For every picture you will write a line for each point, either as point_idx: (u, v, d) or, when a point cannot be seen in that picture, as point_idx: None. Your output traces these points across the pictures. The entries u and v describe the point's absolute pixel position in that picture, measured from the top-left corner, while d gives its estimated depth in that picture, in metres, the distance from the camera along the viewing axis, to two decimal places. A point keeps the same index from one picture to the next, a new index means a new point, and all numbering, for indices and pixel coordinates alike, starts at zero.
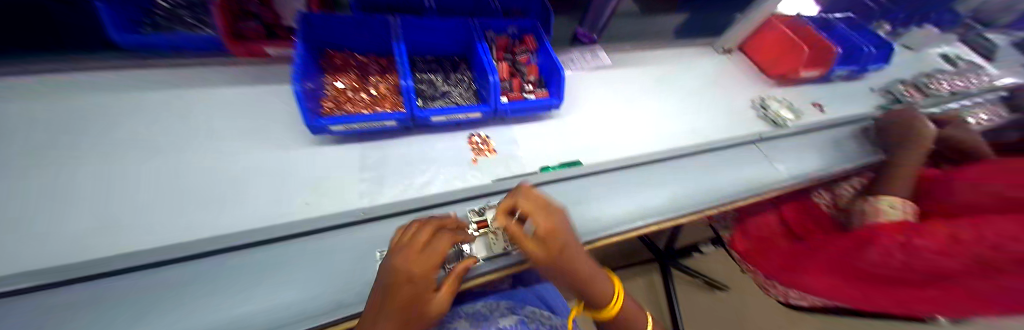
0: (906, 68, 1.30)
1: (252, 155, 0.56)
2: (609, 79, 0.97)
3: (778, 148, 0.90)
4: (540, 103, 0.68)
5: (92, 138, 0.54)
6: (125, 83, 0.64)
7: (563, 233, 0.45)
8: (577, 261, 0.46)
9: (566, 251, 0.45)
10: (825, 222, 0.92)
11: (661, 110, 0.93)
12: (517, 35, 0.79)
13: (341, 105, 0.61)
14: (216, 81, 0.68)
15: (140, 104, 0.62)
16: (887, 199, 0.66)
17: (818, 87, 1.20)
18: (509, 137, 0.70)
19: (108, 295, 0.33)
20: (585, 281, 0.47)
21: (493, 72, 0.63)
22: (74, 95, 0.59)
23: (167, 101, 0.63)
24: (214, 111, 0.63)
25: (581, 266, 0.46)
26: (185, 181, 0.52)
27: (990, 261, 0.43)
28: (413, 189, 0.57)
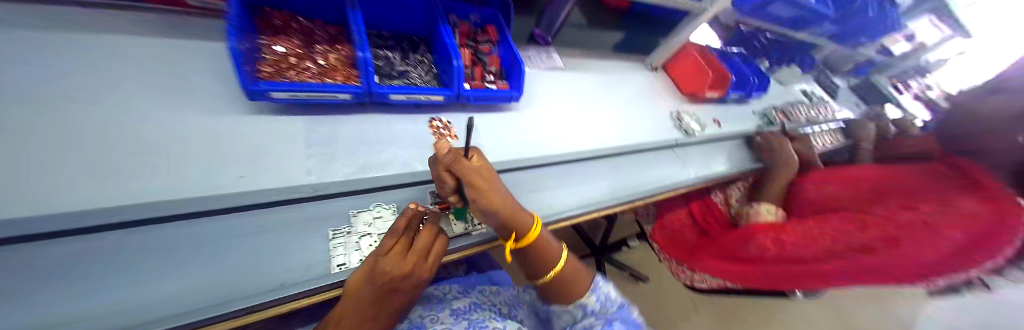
0: (776, 98, 1.70)
1: (154, 117, 0.46)
2: (560, 81, 1.05)
3: (689, 153, 1.10)
4: (501, 93, 0.70)
5: None
6: None
7: (488, 175, 0.46)
8: (486, 195, 0.44)
9: (484, 185, 0.44)
10: (719, 217, 1.12)
11: (604, 113, 1.05)
12: (479, 24, 0.80)
13: (283, 72, 0.54)
14: (101, 22, 0.53)
15: None
16: (766, 207, 0.89)
17: (720, 107, 1.49)
18: (469, 125, 0.71)
19: None
20: (510, 219, 0.45)
21: (457, 57, 0.63)
22: None
23: (13, 33, 0.47)
24: (97, 60, 0.49)
25: (499, 200, 0.44)
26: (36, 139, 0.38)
27: (833, 248, 0.64)
28: (368, 168, 0.54)
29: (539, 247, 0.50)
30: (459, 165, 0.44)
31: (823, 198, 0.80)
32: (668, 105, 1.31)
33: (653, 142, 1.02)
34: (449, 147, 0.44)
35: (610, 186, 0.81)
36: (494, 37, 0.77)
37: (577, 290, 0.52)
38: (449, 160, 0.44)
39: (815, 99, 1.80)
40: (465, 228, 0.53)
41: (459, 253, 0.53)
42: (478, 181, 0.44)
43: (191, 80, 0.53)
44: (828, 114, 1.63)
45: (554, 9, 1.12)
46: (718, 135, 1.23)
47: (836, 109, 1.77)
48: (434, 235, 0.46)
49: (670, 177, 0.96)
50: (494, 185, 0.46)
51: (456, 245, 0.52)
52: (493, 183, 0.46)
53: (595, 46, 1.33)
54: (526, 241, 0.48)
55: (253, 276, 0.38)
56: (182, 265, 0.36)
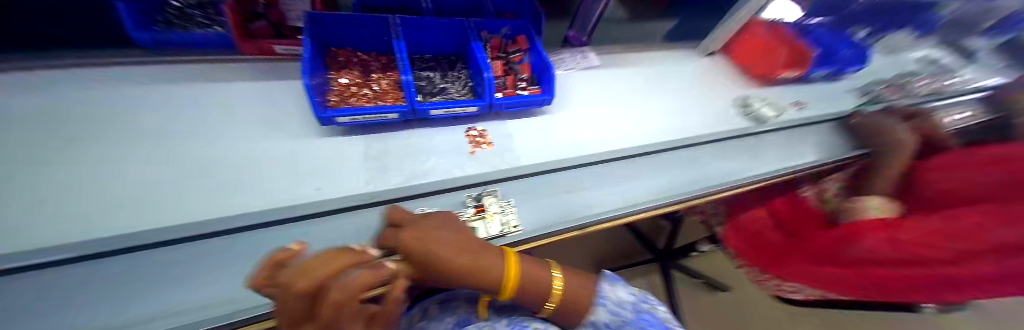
0: (877, 72, 1.38)
1: (253, 143, 0.57)
2: (601, 79, 0.99)
3: (764, 146, 0.92)
4: (533, 99, 0.72)
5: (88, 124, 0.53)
6: (129, 75, 0.63)
7: (432, 231, 0.41)
8: (436, 251, 0.39)
9: (423, 251, 0.39)
10: (810, 216, 0.94)
11: (653, 108, 0.95)
12: (510, 36, 0.82)
13: (346, 99, 0.64)
14: (217, 72, 0.68)
15: (138, 94, 0.60)
16: (875, 202, 0.73)
17: (802, 88, 1.24)
18: (503, 131, 0.74)
19: None
20: (471, 270, 0.41)
21: (488, 70, 0.67)
22: (73, 85, 0.58)
23: (166, 88, 0.62)
24: (215, 101, 0.63)
25: (451, 257, 0.40)
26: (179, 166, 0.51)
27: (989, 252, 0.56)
28: (415, 177, 0.60)
29: (526, 290, 0.45)
30: (393, 238, 0.40)
31: (959, 186, 0.69)
32: (734, 89, 1.13)
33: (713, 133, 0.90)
34: (399, 215, 0.43)
35: (659, 185, 0.73)
36: (524, 45, 0.79)
37: (582, 313, 0.49)
38: (386, 237, 0.41)
39: (939, 67, 1.42)
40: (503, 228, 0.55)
41: None
42: (413, 244, 0.38)
43: (276, 110, 0.64)
44: (962, 84, 1.27)
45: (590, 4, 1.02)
46: (801, 119, 1.03)
47: (975, 75, 1.37)
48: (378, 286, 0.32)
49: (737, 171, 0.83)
50: (437, 242, 0.40)
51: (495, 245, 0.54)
52: (438, 228, 0.42)
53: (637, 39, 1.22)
54: (505, 292, 0.43)
55: None
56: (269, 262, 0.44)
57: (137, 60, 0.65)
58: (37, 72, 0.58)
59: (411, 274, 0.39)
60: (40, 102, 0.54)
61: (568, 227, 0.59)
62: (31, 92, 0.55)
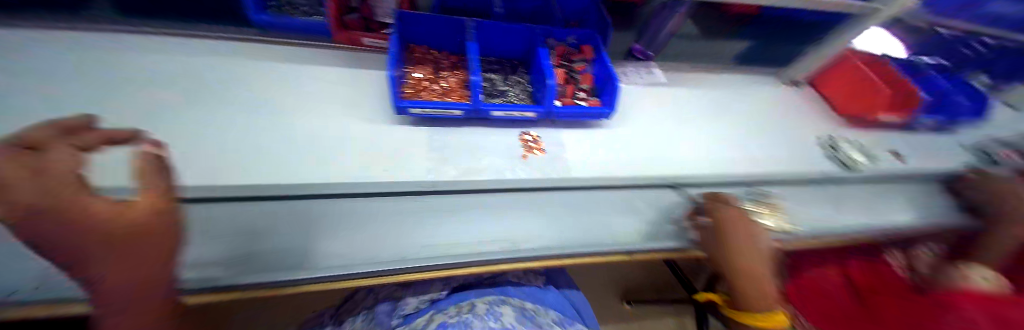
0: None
1: (335, 121, 0.64)
2: (663, 98, 0.94)
3: (857, 197, 0.77)
4: (591, 111, 0.72)
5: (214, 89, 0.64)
6: (247, 50, 0.74)
7: (736, 229, 0.58)
8: (738, 240, 0.57)
9: (729, 241, 0.57)
10: (894, 280, 0.78)
11: (720, 136, 0.87)
12: (575, 44, 0.82)
13: (418, 92, 0.70)
14: (311, 54, 0.76)
15: (252, 67, 0.71)
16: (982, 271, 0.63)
17: (913, 137, 1.04)
18: (557, 139, 0.74)
19: (230, 215, 0.44)
20: (745, 269, 0.56)
21: (551, 77, 0.68)
22: (208, 55, 0.70)
23: (273, 64, 0.72)
24: (307, 81, 0.71)
25: (730, 251, 0.57)
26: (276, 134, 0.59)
27: None
28: (469, 172, 0.64)
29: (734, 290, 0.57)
30: (723, 221, 0.59)
31: None
32: (817, 127, 1.00)
33: (790, 172, 0.80)
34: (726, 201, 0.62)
35: None
36: (590, 55, 0.79)
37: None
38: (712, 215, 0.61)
39: None
40: (549, 239, 0.55)
41: (543, 264, 0.53)
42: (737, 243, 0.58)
43: (355, 94, 0.71)
44: None
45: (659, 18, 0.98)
46: (906, 172, 0.86)
47: None
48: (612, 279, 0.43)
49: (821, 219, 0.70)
50: (748, 241, 0.58)
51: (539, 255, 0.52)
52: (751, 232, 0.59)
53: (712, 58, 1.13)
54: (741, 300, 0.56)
55: (380, 246, 0.47)
56: (321, 232, 0.46)
57: (252, 37, 0.76)
58: (186, 42, 0.71)
59: (711, 240, 0.59)
60: (185, 67, 0.66)
61: (618, 249, 0.55)
62: (180, 58, 0.67)
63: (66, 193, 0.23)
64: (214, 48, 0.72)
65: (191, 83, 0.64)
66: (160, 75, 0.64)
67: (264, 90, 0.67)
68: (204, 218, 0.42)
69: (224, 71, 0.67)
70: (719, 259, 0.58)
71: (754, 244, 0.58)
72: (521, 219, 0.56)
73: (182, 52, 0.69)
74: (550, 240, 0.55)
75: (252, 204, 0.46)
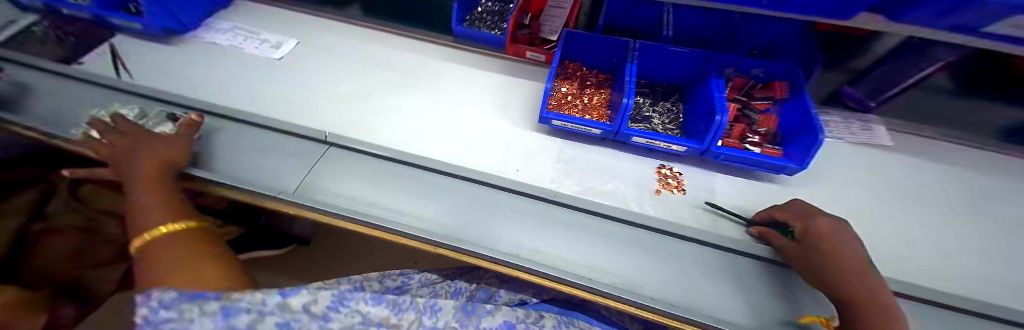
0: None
1: (488, 119, 0.71)
2: (872, 164, 0.69)
3: None
4: (767, 161, 0.57)
5: (406, 75, 0.79)
6: (427, 42, 0.88)
7: (825, 236, 0.43)
8: (828, 242, 0.43)
9: (817, 248, 0.43)
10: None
11: (983, 242, 0.57)
12: (761, 78, 0.66)
13: (562, 105, 0.72)
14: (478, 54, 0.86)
15: (429, 57, 0.84)
16: None
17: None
18: (705, 183, 0.63)
19: (398, 172, 0.55)
20: (848, 282, 0.39)
21: (724, 113, 0.55)
22: (400, 42, 0.87)
23: (444, 56, 0.85)
24: (470, 76, 0.80)
25: (829, 261, 0.41)
26: (444, 120, 0.70)
27: None
28: (593, 192, 0.62)
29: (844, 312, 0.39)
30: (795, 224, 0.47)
31: None
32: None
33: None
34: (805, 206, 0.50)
35: None
36: (780, 95, 0.62)
37: None
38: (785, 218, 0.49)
39: None
40: (688, 297, 0.45)
41: (667, 319, 0.44)
42: (820, 243, 0.43)
43: (504, 94, 0.77)
44: None
45: (891, 71, 0.72)
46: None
47: None
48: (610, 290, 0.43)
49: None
50: (844, 250, 0.42)
51: (670, 314, 0.43)
52: (847, 237, 0.44)
53: (988, 127, 0.74)
54: None
55: (498, 235, 0.50)
56: (457, 207, 0.52)
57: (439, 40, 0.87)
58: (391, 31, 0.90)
59: (790, 248, 0.46)
60: (389, 53, 0.84)
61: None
62: (386, 43, 0.86)
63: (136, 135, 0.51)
64: (408, 40, 0.88)
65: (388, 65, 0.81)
66: (371, 53, 0.83)
67: (435, 79, 0.79)
68: (385, 170, 0.55)
69: (415, 60, 0.83)
70: (809, 278, 0.43)
71: (851, 262, 0.41)
72: (651, 259, 0.49)
73: (388, 39, 0.88)
74: (688, 297, 0.45)
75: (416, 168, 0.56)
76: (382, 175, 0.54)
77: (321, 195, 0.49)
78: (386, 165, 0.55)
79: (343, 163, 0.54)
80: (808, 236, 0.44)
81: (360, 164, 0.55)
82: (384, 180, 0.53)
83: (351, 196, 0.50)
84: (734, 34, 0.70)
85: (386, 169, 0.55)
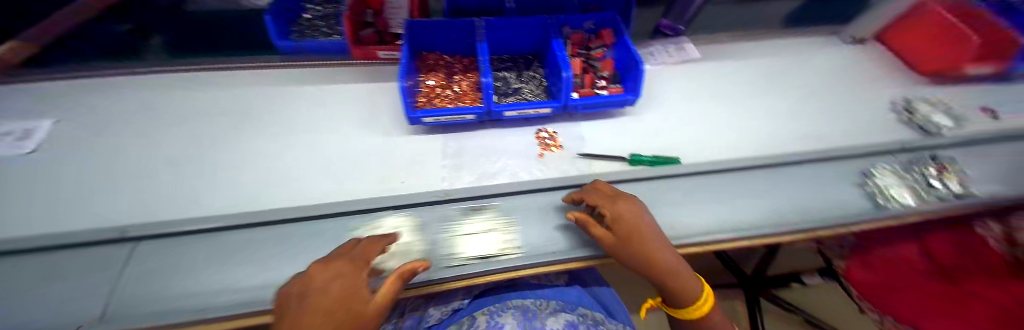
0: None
1: (362, 139, 0.67)
2: (697, 74, 0.83)
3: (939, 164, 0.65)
4: (613, 99, 0.66)
5: (257, 120, 0.71)
6: (273, 76, 0.80)
7: (630, 220, 0.50)
8: (642, 229, 0.49)
9: (632, 236, 0.48)
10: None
11: (772, 112, 0.75)
12: (593, 30, 0.74)
13: (431, 99, 0.69)
14: (330, 66, 0.81)
15: (275, 94, 0.76)
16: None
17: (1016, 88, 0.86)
18: (576, 133, 0.70)
19: (256, 241, 0.48)
20: (659, 262, 0.48)
21: (567, 68, 0.63)
22: (239, 87, 0.78)
23: (292, 85, 0.77)
24: (330, 101, 0.74)
25: (648, 247, 0.48)
26: (317, 155, 0.65)
27: None
28: (487, 177, 0.64)
29: (662, 284, 0.50)
30: (605, 213, 0.51)
31: None
32: (894, 89, 0.84)
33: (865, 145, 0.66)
34: (604, 189, 0.56)
35: (766, 205, 0.58)
36: (609, 41, 0.70)
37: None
38: (597, 203, 0.53)
39: None
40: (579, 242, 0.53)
41: (566, 265, 0.52)
42: (630, 230, 0.49)
43: (370, 108, 0.72)
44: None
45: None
46: (1012, 131, 0.70)
47: None
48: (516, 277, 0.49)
49: (907, 200, 0.57)
50: (645, 230, 0.49)
51: (559, 258, 0.51)
52: (639, 211, 0.52)
53: (766, 20, 0.94)
54: (687, 309, 0.50)
55: (398, 258, 0.48)
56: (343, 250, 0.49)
57: (279, 64, 0.81)
58: (227, 74, 0.80)
59: (611, 239, 0.49)
60: (227, 100, 0.75)
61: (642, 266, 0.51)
62: (225, 88, 0.77)
63: (361, 252, 0.42)
64: (251, 78, 0.80)
65: (227, 116, 0.71)
66: (206, 110, 0.73)
67: (290, 115, 0.72)
68: (239, 244, 0.47)
69: (264, 97, 0.75)
70: (632, 262, 0.48)
71: (650, 239, 0.49)
72: (546, 220, 0.55)
73: (226, 83, 0.78)
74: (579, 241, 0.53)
75: (282, 227, 0.50)
76: (236, 252, 0.46)
77: (154, 306, 0.40)
78: (237, 239, 0.47)
79: (173, 260, 0.44)
80: (615, 231, 0.49)
81: (196, 249, 0.46)
82: (242, 256, 0.46)
83: (198, 289, 0.42)
84: None
85: (238, 243, 0.47)
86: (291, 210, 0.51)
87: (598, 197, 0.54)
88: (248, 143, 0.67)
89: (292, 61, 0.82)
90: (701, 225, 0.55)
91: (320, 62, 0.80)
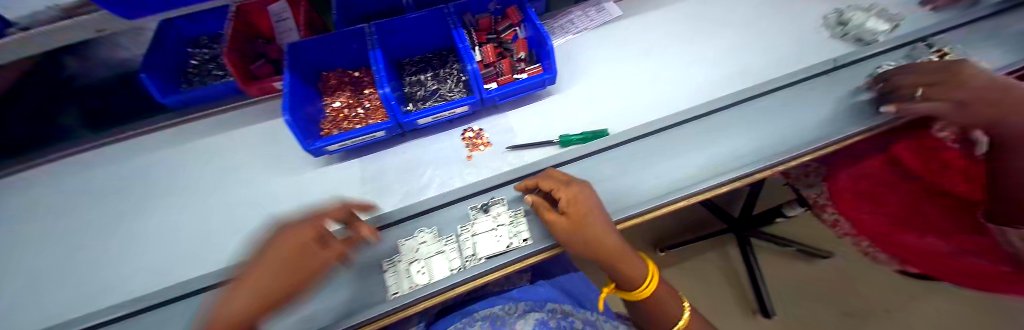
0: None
1: (271, 183, 0.62)
2: (622, 34, 0.78)
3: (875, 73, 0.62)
4: (530, 82, 0.62)
5: (157, 189, 0.65)
6: (169, 137, 0.73)
7: (585, 203, 0.45)
8: (593, 215, 0.44)
9: (586, 220, 0.44)
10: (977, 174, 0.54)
11: (702, 57, 0.72)
12: (499, 11, 0.72)
13: (339, 123, 0.64)
14: (228, 111, 0.76)
15: (175, 156, 0.69)
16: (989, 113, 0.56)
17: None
18: (504, 125, 0.67)
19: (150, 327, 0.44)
20: (606, 248, 0.44)
21: (471, 60, 0.58)
22: (134, 157, 0.71)
23: (193, 143, 0.71)
24: (236, 151, 0.68)
25: (599, 233, 0.44)
26: (226, 211, 0.60)
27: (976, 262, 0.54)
28: (412, 194, 0.58)
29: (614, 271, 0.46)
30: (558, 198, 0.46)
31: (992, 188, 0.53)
32: (828, 3, 0.80)
33: (797, 73, 0.63)
34: (557, 176, 0.50)
35: (704, 159, 0.54)
36: (516, 19, 0.68)
37: (670, 317, 0.47)
38: (548, 188, 0.48)
39: None
40: (508, 244, 0.48)
41: (501, 270, 0.47)
42: (585, 215, 0.44)
43: (280, 148, 0.67)
44: None
45: None
46: (943, 23, 0.68)
47: None
48: (447, 296, 0.45)
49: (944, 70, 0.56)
50: (598, 216, 0.45)
51: (485, 269, 0.46)
52: (592, 196, 0.47)
53: None
54: (639, 292, 0.46)
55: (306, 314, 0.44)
56: None
57: (174, 121, 0.74)
58: (117, 146, 0.73)
59: (568, 225, 0.44)
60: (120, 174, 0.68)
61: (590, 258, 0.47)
62: (117, 162, 0.71)
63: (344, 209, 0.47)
64: (147, 145, 0.73)
65: (122, 193, 0.65)
66: (99, 191, 0.66)
67: (192, 175, 0.66)
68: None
69: (164, 162, 0.69)
70: (586, 250, 0.44)
71: (602, 226, 0.44)
72: (472, 228, 0.50)
73: (116, 156, 0.71)
74: (508, 243, 0.48)
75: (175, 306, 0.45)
76: None
77: None
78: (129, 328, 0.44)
79: None
80: (568, 213, 0.44)
81: None
82: None
83: None
84: None
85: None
86: (184, 284, 0.46)
87: (552, 181, 0.49)
88: (150, 214, 0.61)
89: (188, 115, 0.75)
90: (639, 197, 0.51)
91: (214, 111, 0.75)
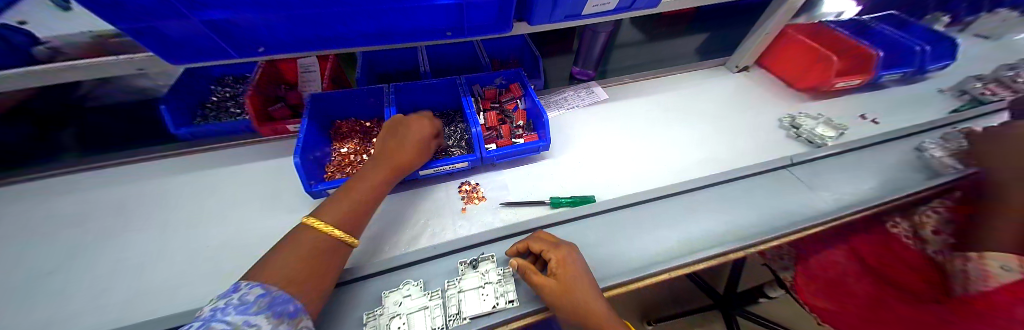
0: (965, 70, 1.16)
1: (262, 222, 0.62)
2: (608, 114, 0.89)
3: (825, 170, 0.71)
4: (527, 147, 0.69)
5: (134, 218, 0.62)
6: (163, 165, 0.73)
7: (572, 269, 0.47)
8: (581, 280, 0.46)
9: (571, 285, 0.45)
10: (923, 269, 0.66)
11: (678, 141, 0.82)
12: (504, 85, 0.83)
13: (343, 168, 0.67)
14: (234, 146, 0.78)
15: (166, 185, 0.69)
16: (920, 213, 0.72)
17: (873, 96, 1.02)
18: (499, 182, 0.71)
19: None
20: (594, 316, 0.44)
21: (476, 124, 0.66)
22: (115, 182, 0.69)
23: (189, 173, 0.71)
24: (234, 186, 0.69)
25: (588, 300, 0.44)
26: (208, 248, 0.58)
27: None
28: (404, 244, 0.59)
29: None
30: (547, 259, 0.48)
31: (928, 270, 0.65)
32: (779, 108, 0.95)
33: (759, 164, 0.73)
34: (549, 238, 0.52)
35: (686, 233, 0.58)
36: (518, 93, 0.78)
37: None
38: (539, 249, 0.50)
39: None
40: (494, 304, 0.48)
41: None
42: (572, 280, 0.46)
43: (280, 187, 0.69)
44: None
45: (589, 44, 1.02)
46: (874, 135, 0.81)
47: None
48: None
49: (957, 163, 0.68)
50: (585, 282, 0.46)
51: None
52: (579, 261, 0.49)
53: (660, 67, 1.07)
54: None
55: None
56: None
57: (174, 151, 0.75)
58: (99, 169, 0.71)
59: (554, 288, 0.45)
60: (96, 199, 0.65)
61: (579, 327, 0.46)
62: (95, 184, 0.68)
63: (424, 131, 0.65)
64: (134, 170, 0.71)
65: (93, 218, 0.62)
66: (64, 213, 0.62)
67: (179, 206, 0.65)
68: None
69: (152, 189, 0.68)
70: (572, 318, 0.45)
71: (588, 293, 0.45)
72: (459, 283, 0.50)
73: (96, 179, 0.69)
74: (495, 303, 0.48)
75: None
76: None
77: None
78: None
79: None
80: (556, 274, 0.46)
81: None
82: None
83: None
84: (478, 60, 0.92)
85: None
86: None
87: (541, 242, 0.51)
88: (119, 245, 0.58)
89: (191, 146, 0.76)
90: (624, 265, 0.53)
91: (221, 144, 0.77)
